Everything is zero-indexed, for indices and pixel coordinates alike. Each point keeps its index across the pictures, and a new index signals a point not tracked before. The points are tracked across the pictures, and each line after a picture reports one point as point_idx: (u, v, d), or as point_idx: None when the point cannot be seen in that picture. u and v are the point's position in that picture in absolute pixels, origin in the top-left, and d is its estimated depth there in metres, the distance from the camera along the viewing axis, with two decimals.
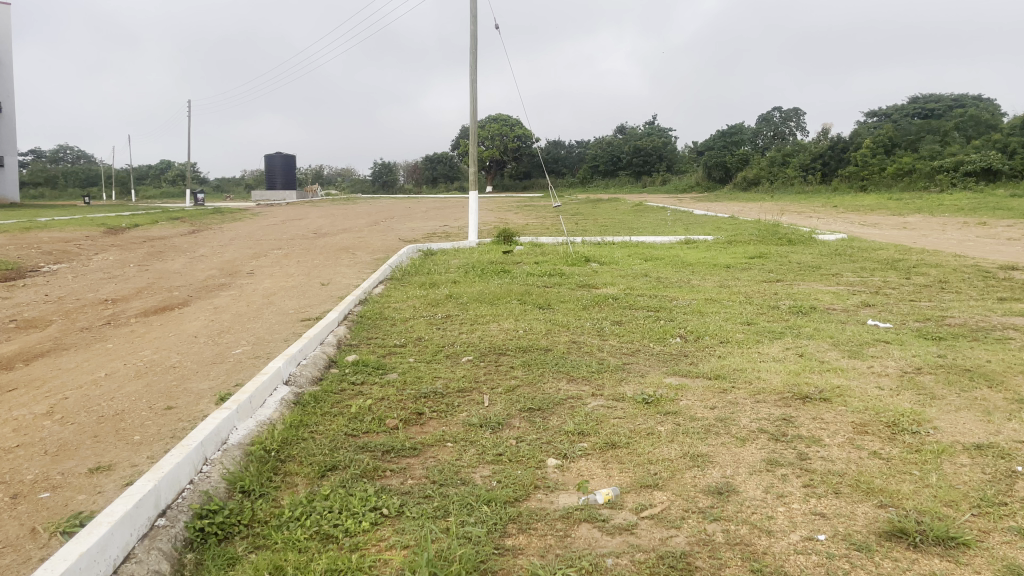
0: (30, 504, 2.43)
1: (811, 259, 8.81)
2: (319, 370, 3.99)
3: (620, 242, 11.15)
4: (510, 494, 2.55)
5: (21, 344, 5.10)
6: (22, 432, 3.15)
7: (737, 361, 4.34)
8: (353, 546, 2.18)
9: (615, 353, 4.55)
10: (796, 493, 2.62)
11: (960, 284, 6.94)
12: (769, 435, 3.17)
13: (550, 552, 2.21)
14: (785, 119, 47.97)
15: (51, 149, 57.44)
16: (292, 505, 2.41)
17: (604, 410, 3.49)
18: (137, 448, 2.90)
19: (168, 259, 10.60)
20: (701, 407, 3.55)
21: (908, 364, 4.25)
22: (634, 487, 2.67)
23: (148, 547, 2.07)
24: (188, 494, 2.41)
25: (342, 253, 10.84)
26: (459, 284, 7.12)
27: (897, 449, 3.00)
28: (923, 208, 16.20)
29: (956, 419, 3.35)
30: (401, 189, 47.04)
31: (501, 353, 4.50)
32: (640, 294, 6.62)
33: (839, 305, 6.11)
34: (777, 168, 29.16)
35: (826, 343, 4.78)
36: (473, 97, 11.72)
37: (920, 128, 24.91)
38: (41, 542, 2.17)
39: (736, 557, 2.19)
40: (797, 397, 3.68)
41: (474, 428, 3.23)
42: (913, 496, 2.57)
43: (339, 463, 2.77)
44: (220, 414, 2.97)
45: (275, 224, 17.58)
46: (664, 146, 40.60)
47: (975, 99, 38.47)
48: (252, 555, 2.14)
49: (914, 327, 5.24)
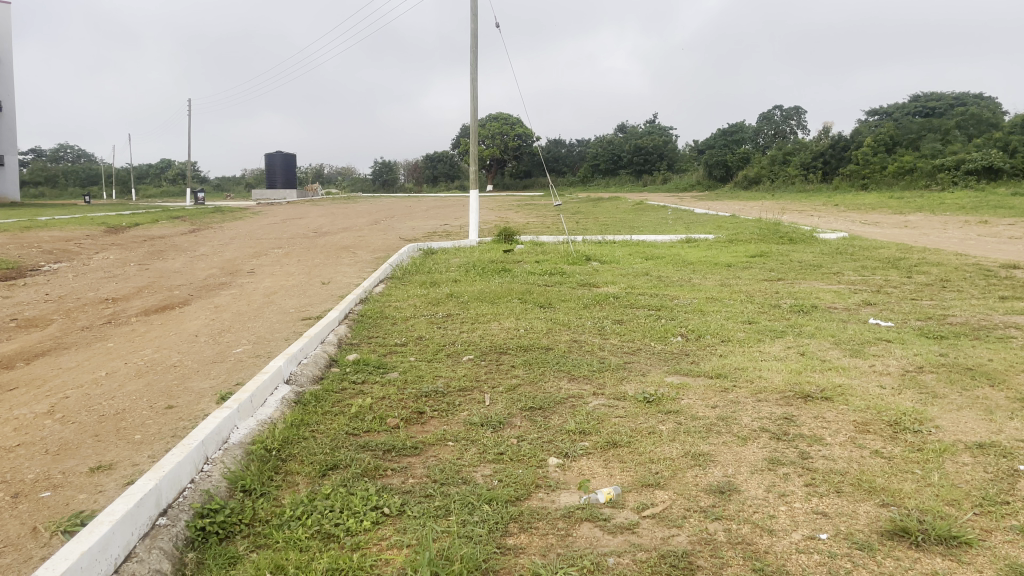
0: (30, 503, 2.43)
1: (812, 258, 8.81)
2: (319, 369, 3.99)
3: (621, 241, 11.15)
4: (511, 493, 2.55)
5: (22, 343, 5.09)
6: (22, 431, 3.14)
7: (739, 360, 4.33)
8: (354, 546, 2.18)
9: (616, 352, 4.55)
10: (798, 492, 2.61)
11: (961, 283, 6.94)
12: (770, 434, 3.17)
13: (551, 551, 2.20)
14: (785, 118, 48.00)
15: (51, 149, 57.43)
16: (294, 504, 2.40)
17: (605, 410, 3.48)
18: (138, 448, 2.90)
19: (168, 258, 10.60)
20: (702, 406, 3.54)
21: (910, 362, 4.24)
22: (635, 486, 2.66)
23: (149, 546, 2.07)
24: (189, 493, 2.41)
25: (343, 252, 10.84)
26: (459, 284, 7.11)
27: (899, 448, 3.00)
28: (924, 207, 16.17)
29: (958, 417, 3.35)
30: (401, 188, 47.03)
31: (502, 352, 4.50)
32: (641, 293, 6.61)
33: (840, 304, 6.11)
34: (778, 167, 29.16)
35: (828, 342, 4.78)
36: (473, 96, 11.72)
37: (921, 126, 24.88)
38: (42, 542, 2.16)
39: (738, 556, 2.19)
40: (799, 396, 3.67)
41: (475, 428, 3.22)
42: (915, 495, 2.57)
43: (340, 463, 2.76)
44: (222, 412, 2.97)
45: (275, 223, 17.59)
46: (664, 145, 40.58)
47: (975, 98, 38.48)
48: (253, 555, 2.13)
49: (916, 326, 5.23)
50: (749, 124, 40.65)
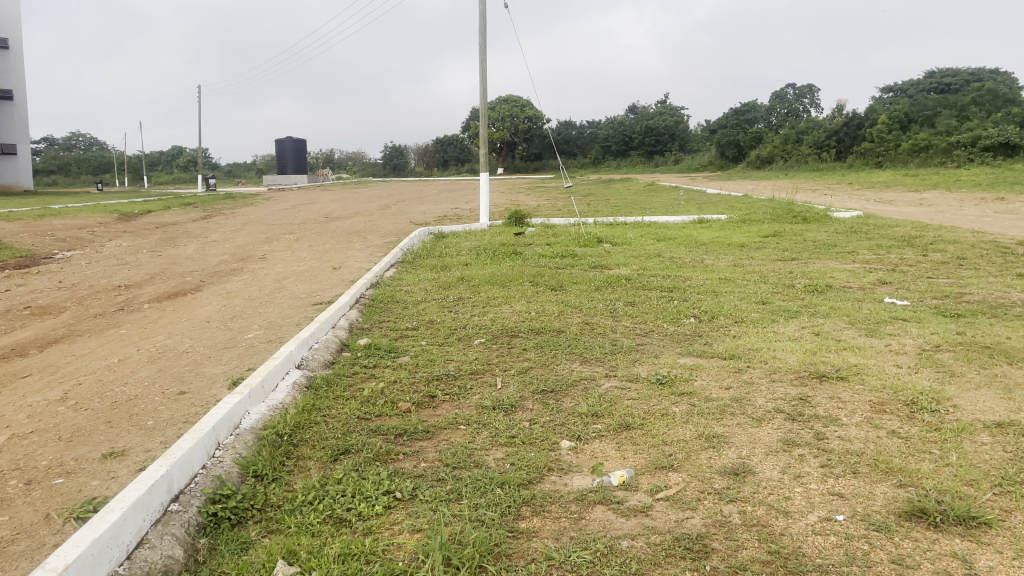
0: (44, 490, 2.43)
1: (827, 236, 8.73)
2: (331, 354, 3.98)
3: (633, 222, 11.07)
4: (523, 477, 2.53)
5: (36, 331, 5.12)
6: (36, 418, 3.16)
7: (753, 341, 4.28)
8: (367, 530, 2.17)
9: (628, 334, 4.52)
10: (814, 473, 2.58)
11: (978, 261, 6.84)
12: (785, 415, 3.13)
13: (565, 534, 2.19)
14: (799, 96, 47.66)
15: (65, 138, 57.75)
16: (306, 490, 2.39)
17: (618, 392, 3.46)
18: (150, 434, 2.90)
19: (181, 245, 10.64)
20: (716, 387, 3.51)
21: (926, 341, 4.19)
22: (648, 468, 2.64)
23: (161, 532, 2.06)
24: (201, 479, 2.40)
25: (354, 237, 10.84)
26: (470, 267, 7.08)
27: (917, 428, 2.96)
28: (940, 184, 15.99)
29: (977, 396, 3.30)
30: (411, 172, 46.99)
31: (514, 335, 4.47)
32: (653, 274, 6.55)
33: (855, 283, 6.04)
34: (791, 146, 28.82)
35: (843, 321, 4.72)
36: (483, 77, 11.67)
37: (936, 102, 24.49)
38: (56, 528, 2.17)
39: (753, 538, 2.17)
40: (814, 376, 3.63)
41: (487, 411, 3.21)
42: (933, 475, 2.53)
43: (351, 448, 2.75)
44: (232, 398, 2.96)
45: (286, 209, 17.63)
46: (676, 125, 40.24)
47: (992, 72, 37.89)
48: (266, 540, 2.13)
49: (932, 305, 5.17)
50: (761, 102, 40.16)
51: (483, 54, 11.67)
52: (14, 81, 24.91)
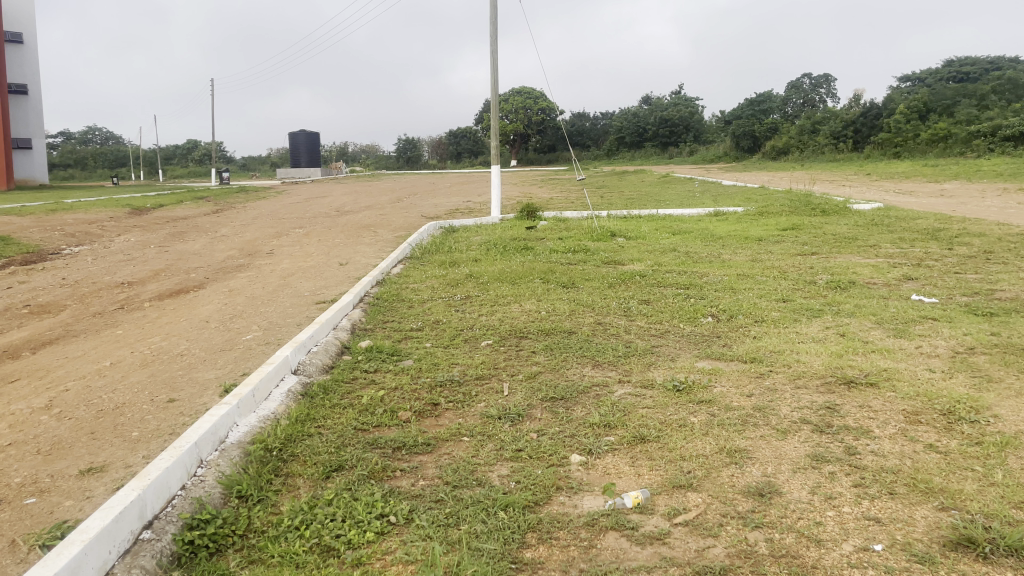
0: (14, 511, 2.26)
1: (847, 229, 8.46)
2: (330, 358, 3.79)
3: (647, 215, 10.83)
4: (528, 498, 2.33)
5: (32, 330, 4.98)
6: (17, 428, 2.99)
7: (775, 343, 4.05)
8: (355, 561, 1.98)
9: (643, 335, 4.30)
10: (846, 495, 2.36)
11: (1006, 254, 6.58)
12: (812, 426, 2.91)
13: (573, 567, 1.98)
14: (817, 86, 47.01)
15: (82, 133, 58.07)
16: (292, 513, 2.21)
17: (632, 400, 3.25)
18: (133, 447, 2.73)
19: (189, 239, 10.51)
20: (737, 395, 3.28)
21: (959, 343, 3.94)
22: (665, 488, 2.43)
23: (128, 565, 1.88)
24: (178, 501, 2.21)
25: (364, 231, 10.66)
26: (480, 263, 6.87)
27: (955, 441, 2.73)
28: (961, 175, 15.57)
29: (1018, 404, 3.06)
30: (425, 164, 46.84)
31: (523, 337, 4.27)
32: (668, 270, 6.32)
33: (879, 279, 5.78)
34: (806, 137, 28.35)
35: (869, 321, 4.48)
36: (494, 68, 11.44)
37: (956, 92, 23.67)
38: (20, 557, 2.00)
39: (782, 573, 1.96)
40: (841, 381, 3.40)
41: (492, 421, 3.01)
42: (977, 497, 2.31)
43: (345, 464, 2.57)
44: (219, 410, 2.77)
45: (298, 202, 17.53)
46: (691, 116, 39.94)
47: (1012, 61, 37.07)
48: (245, 572, 1.95)
49: (962, 303, 4.90)
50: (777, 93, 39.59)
51: (493, 45, 11.42)
52: (28, 76, 24.88)
